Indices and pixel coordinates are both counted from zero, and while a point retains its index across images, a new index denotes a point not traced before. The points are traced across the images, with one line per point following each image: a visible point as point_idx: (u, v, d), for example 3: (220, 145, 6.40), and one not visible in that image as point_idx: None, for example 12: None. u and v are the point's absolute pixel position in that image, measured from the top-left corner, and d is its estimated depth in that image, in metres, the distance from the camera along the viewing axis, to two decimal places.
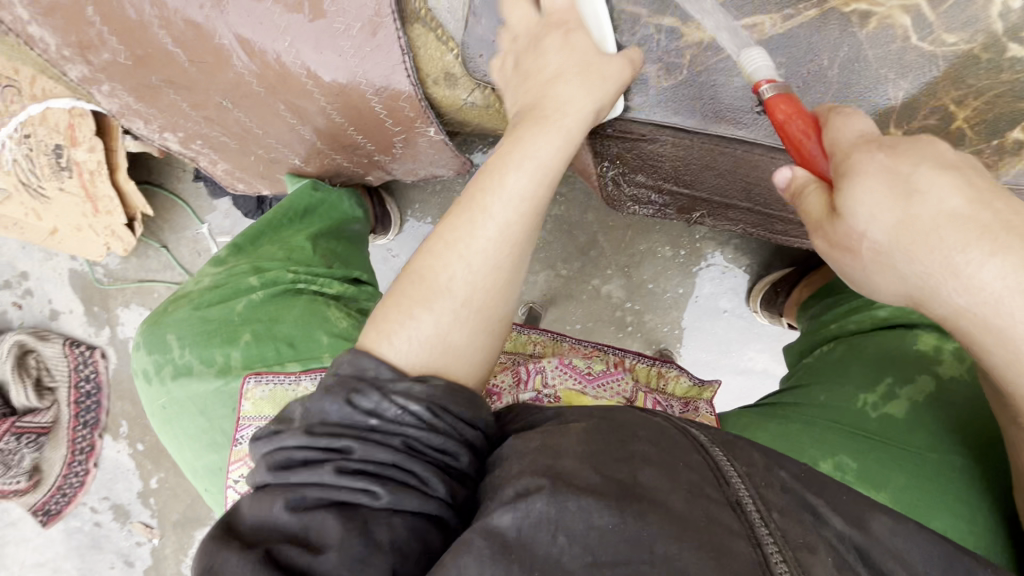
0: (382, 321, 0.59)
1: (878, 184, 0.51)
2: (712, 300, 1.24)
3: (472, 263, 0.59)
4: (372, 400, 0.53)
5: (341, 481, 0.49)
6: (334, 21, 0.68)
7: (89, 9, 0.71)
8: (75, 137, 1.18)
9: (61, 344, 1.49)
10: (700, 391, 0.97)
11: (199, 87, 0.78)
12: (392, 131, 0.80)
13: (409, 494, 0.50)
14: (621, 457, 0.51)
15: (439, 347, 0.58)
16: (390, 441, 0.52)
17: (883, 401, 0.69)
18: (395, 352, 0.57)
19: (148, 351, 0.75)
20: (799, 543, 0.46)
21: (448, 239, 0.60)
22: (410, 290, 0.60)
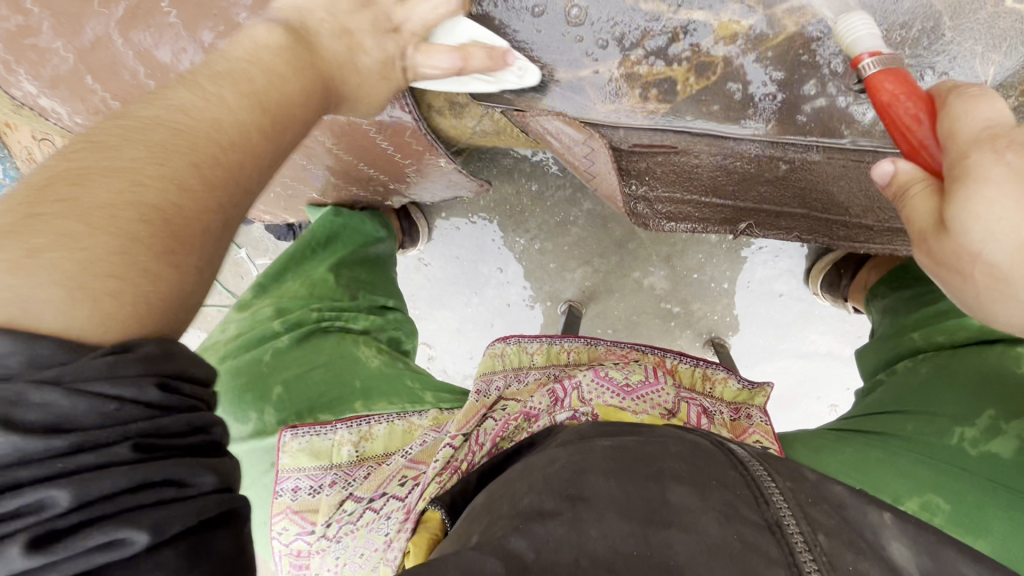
0: (27, 230, 0.34)
1: (1008, 193, 0.40)
2: (766, 284, 1.15)
3: (140, 156, 0.39)
4: (46, 406, 0.30)
5: (55, 553, 0.30)
6: None
7: (89, 78, 0.70)
8: None
9: None
10: (750, 396, 0.88)
11: None
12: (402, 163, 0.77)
13: (177, 510, 0.33)
14: (649, 474, 0.47)
15: (104, 314, 0.34)
16: (83, 461, 0.31)
17: (985, 436, 0.62)
18: (49, 317, 0.32)
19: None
20: (849, 571, 0.40)
21: (148, 145, 0.40)
22: (126, 212, 0.36)
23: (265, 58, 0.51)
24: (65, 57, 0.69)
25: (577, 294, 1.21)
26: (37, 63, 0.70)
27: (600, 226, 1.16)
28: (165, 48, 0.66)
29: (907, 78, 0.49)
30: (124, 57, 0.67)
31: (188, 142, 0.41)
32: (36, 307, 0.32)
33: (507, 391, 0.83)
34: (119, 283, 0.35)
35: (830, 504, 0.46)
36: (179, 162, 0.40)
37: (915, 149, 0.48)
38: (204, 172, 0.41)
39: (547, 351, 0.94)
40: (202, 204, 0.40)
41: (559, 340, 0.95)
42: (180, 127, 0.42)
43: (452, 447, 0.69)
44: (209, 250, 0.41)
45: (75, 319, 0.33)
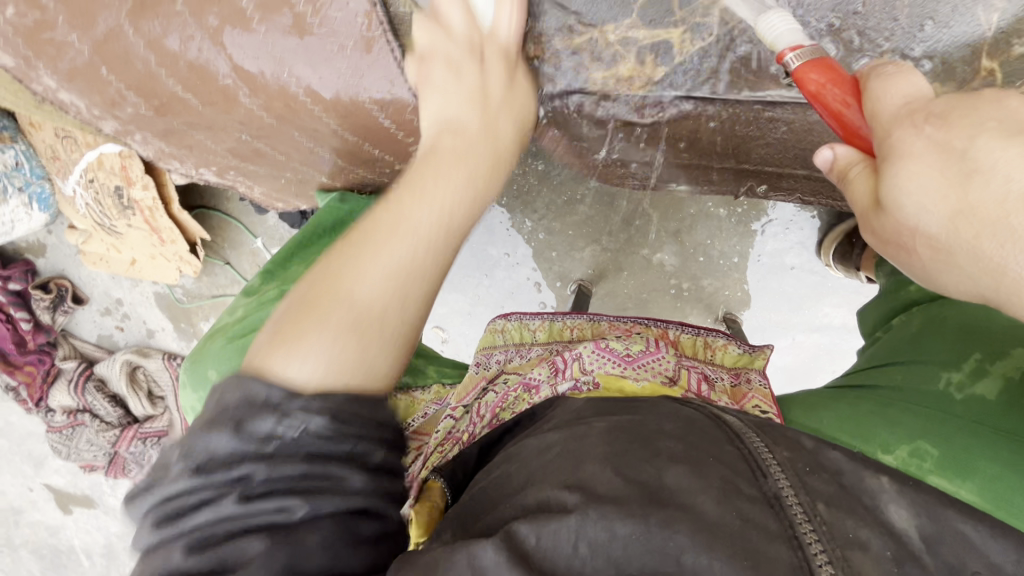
0: (290, 336, 0.51)
1: (930, 164, 0.43)
2: (777, 257, 1.14)
3: (380, 267, 0.54)
4: (266, 424, 0.46)
5: (247, 509, 0.44)
6: (326, 41, 0.64)
7: (103, 69, 0.73)
8: (129, 177, 1.24)
9: (163, 360, 1.69)
10: (751, 360, 0.88)
11: (217, 126, 0.79)
12: (406, 142, 0.75)
13: (322, 497, 0.46)
14: (645, 456, 0.47)
15: (352, 356, 0.51)
16: (292, 454, 0.46)
17: (971, 380, 0.64)
18: (298, 372, 0.49)
19: (194, 390, 0.76)
20: (847, 539, 0.41)
21: (353, 253, 0.55)
22: (319, 309, 0.53)
23: (448, 153, 0.60)
24: (80, 50, 0.71)
25: (587, 273, 1.21)
26: (55, 57, 0.72)
27: (607, 204, 1.16)
28: (173, 35, 0.67)
29: (828, 64, 0.48)
30: (135, 46, 0.69)
31: (422, 246, 0.55)
32: (262, 367, 0.50)
33: (508, 364, 0.85)
34: (367, 338, 0.52)
35: (829, 475, 0.46)
36: (404, 302, 0.54)
37: (851, 134, 0.49)
38: (394, 260, 0.54)
39: (549, 327, 0.95)
40: (386, 301, 0.53)
41: (562, 317, 0.95)
42: (387, 256, 0.54)
43: (454, 418, 0.74)
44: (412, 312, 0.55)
45: (319, 372, 0.49)
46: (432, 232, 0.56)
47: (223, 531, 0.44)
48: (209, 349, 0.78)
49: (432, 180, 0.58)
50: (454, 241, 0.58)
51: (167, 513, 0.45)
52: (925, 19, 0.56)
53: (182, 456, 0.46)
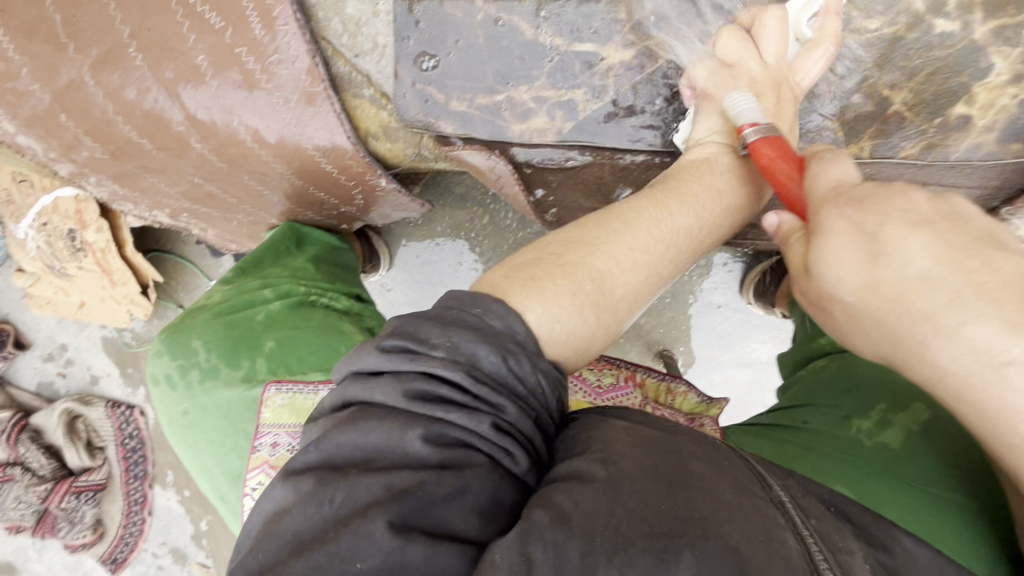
0: (530, 279, 0.53)
1: (846, 243, 0.47)
2: (705, 296, 1.22)
3: (622, 253, 0.56)
4: (522, 367, 0.49)
5: (496, 437, 0.47)
6: (272, 94, 0.71)
7: (62, 116, 0.78)
8: (83, 220, 1.26)
9: (105, 407, 1.66)
10: (704, 410, 0.89)
11: (170, 169, 0.84)
12: (347, 185, 0.81)
13: (532, 460, 0.49)
14: (670, 450, 0.48)
15: (592, 324, 0.54)
16: (524, 406, 0.50)
17: (876, 428, 0.67)
18: (549, 328, 0.52)
19: (172, 357, 0.79)
20: (841, 549, 0.44)
21: (625, 220, 0.57)
22: (576, 281, 0.54)
23: (698, 185, 0.60)
24: (40, 98, 0.76)
25: None
26: (15, 104, 0.77)
27: None
28: (131, 87, 0.73)
29: (780, 143, 0.57)
30: (94, 96, 0.75)
31: (662, 244, 0.57)
32: (512, 301, 0.51)
33: None
34: (592, 309, 0.54)
35: (807, 492, 0.49)
36: (629, 302, 0.57)
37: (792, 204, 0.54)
38: (634, 243, 0.56)
39: None
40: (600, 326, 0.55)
41: None
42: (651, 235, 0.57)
43: None
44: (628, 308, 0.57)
45: (570, 329, 0.53)
46: (661, 267, 0.58)
47: (454, 439, 0.46)
48: (193, 321, 0.81)
49: (697, 194, 0.60)
50: (691, 255, 0.60)
51: (417, 388, 0.47)
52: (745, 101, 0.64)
53: (448, 355, 0.47)
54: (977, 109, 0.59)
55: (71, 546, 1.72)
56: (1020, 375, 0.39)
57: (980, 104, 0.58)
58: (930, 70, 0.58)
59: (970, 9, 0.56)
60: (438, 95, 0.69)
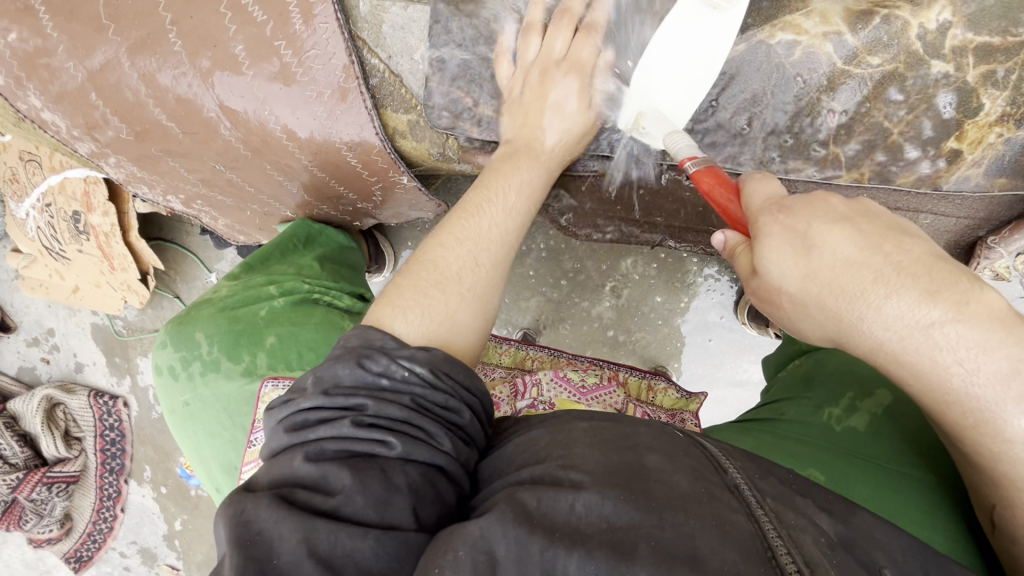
0: (389, 297, 0.60)
1: (780, 247, 0.49)
2: (701, 314, 1.26)
3: (473, 251, 0.62)
4: (381, 365, 0.53)
5: (362, 433, 0.49)
6: (307, 88, 0.73)
7: (93, 94, 0.79)
8: (90, 203, 1.25)
9: (87, 396, 1.62)
10: (687, 403, 0.94)
11: (193, 155, 0.85)
12: (369, 181, 0.83)
13: (418, 446, 0.50)
14: (627, 445, 0.52)
15: (449, 308, 0.59)
16: (400, 399, 0.52)
17: (846, 414, 0.69)
18: (404, 326, 0.57)
19: (176, 348, 0.79)
20: (794, 526, 0.46)
21: (467, 212, 0.64)
22: (420, 274, 0.61)
23: None
24: (74, 75, 0.78)
25: (531, 322, 1.31)
26: (47, 80, 0.79)
27: (553, 258, 1.28)
28: (167, 71, 0.75)
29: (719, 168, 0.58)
30: (128, 78, 0.77)
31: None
32: (383, 318, 0.58)
33: None
34: (440, 293, 0.59)
35: (777, 479, 0.52)
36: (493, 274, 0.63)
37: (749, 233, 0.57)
38: None
39: (515, 353, 0.99)
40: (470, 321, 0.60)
41: (528, 347, 1.00)
42: None
43: None
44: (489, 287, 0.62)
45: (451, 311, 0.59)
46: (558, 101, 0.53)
47: (338, 449, 0.49)
48: (201, 312, 0.81)
49: None
50: None
51: (301, 423, 0.51)
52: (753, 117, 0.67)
53: (319, 388, 0.53)
54: (967, 144, 0.63)
55: (36, 541, 1.67)
56: (942, 334, 0.42)
57: (970, 140, 0.63)
58: (926, 105, 0.63)
59: (964, 52, 0.61)
60: (468, 101, 0.72)
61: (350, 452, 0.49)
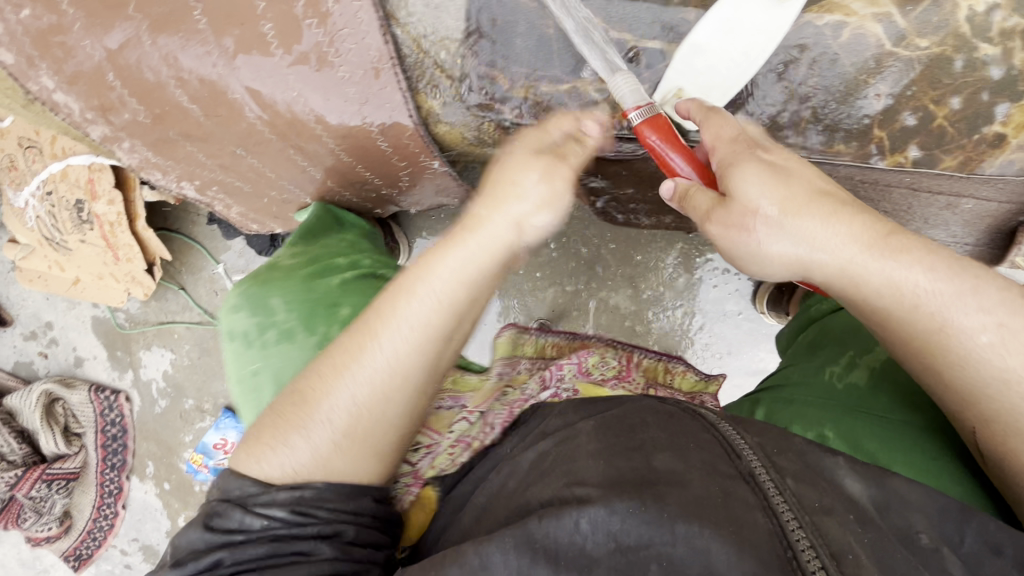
0: (252, 445, 0.59)
1: (762, 172, 0.55)
2: (718, 304, 1.26)
3: (357, 392, 0.58)
4: (233, 519, 0.54)
5: (236, 564, 0.52)
6: (339, 70, 0.71)
7: (110, 75, 0.76)
8: (94, 191, 1.21)
9: (88, 392, 1.58)
10: (706, 385, 0.88)
11: (214, 139, 0.83)
12: (398, 165, 0.81)
13: (325, 545, 0.54)
14: (632, 446, 0.55)
15: (332, 455, 0.58)
16: (258, 541, 0.53)
17: (847, 370, 0.74)
18: (274, 467, 0.57)
19: (251, 313, 0.76)
20: (815, 506, 0.49)
21: (336, 365, 0.59)
22: (290, 412, 0.59)
23: None
24: (91, 54, 0.75)
25: (547, 312, 1.30)
26: (61, 60, 0.75)
27: (570, 248, 1.27)
28: (191, 51, 0.72)
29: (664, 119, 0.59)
30: (149, 57, 0.74)
31: None
32: (250, 471, 0.57)
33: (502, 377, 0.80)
34: (286, 413, 0.59)
35: (793, 456, 0.55)
36: (410, 399, 0.60)
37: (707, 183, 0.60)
38: None
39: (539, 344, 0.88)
40: (386, 431, 0.59)
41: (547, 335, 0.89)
42: None
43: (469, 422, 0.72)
44: (397, 441, 0.61)
45: (332, 465, 0.58)
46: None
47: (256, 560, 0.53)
48: (273, 275, 0.79)
49: None
50: None
51: (192, 555, 0.53)
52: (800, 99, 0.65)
53: (196, 522, 0.55)
54: (1012, 128, 0.63)
55: (35, 540, 1.62)
56: (881, 259, 0.54)
57: (1015, 124, 0.63)
58: (972, 89, 0.63)
59: (1009, 36, 0.61)
60: (504, 82, 0.70)
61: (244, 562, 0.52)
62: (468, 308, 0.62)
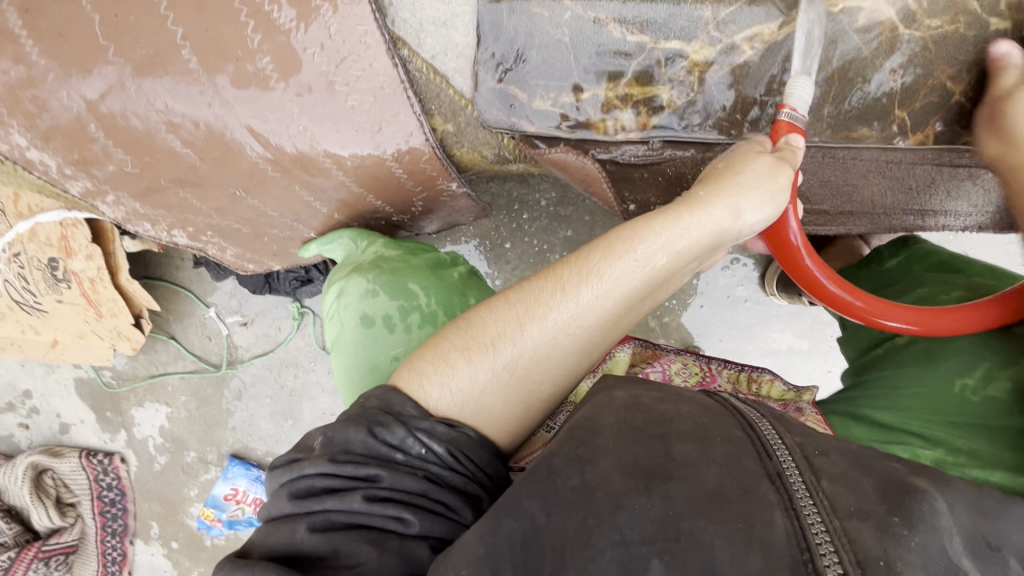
0: (414, 362, 0.64)
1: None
2: (728, 290, 1.27)
3: (533, 334, 0.60)
4: (396, 436, 0.58)
5: (366, 508, 0.53)
6: (347, 100, 0.68)
7: (92, 126, 0.70)
8: (69, 248, 1.12)
9: (79, 458, 1.49)
10: (798, 395, 0.80)
11: (210, 182, 0.78)
12: (414, 191, 0.79)
13: (437, 521, 0.55)
14: (656, 434, 0.48)
15: (495, 400, 0.61)
16: (416, 472, 0.57)
17: (983, 382, 0.62)
18: (438, 398, 0.61)
19: (390, 298, 0.79)
20: (847, 512, 0.41)
21: (510, 297, 0.64)
22: (456, 337, 0.64)
23: None
24: (67, 106, 0.68)
25: None
26: (34, 115, 0.69)
27: None
28: (183, 93, 0.67)
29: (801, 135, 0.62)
30: (136, 104, 0.68)
31: None
32: (410, 391, 0.62)
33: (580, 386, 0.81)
34: (453, 355, 0.62)
35: (839, 453, 0.46)
36: (572, 347, 0.61)
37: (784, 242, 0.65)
38: None
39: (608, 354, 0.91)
40: (543, 380, 0.62)
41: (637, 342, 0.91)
42: None
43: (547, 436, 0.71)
44: (553, 378, 0.63)
45: (500, 405, 0.62)
46: None
47: (352, 517, 0.53)
48: (399, 266, 0.82)
49: None
50: None
51: (313, 485, 0.55)
52: (825, 89, 0.66)
53: (328, 445, 0.57)
54: None
55: None
56: None
57: None
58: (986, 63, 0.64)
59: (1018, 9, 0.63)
60: (522, 96, 0.68)
61: (354, 520, 0.53)
62: (632, 296, 0.61)
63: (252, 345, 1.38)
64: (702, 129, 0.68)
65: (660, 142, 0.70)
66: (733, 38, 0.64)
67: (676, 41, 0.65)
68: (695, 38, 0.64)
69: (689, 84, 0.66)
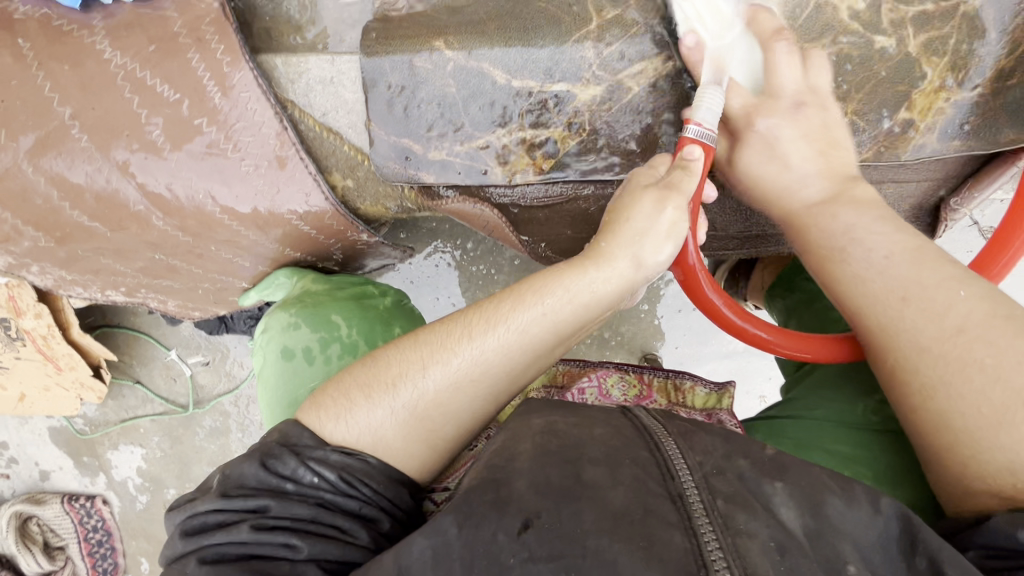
0: (317, 396, 0.59)
1: None
2: (679, 297, 1.27)
3: (435, 375, 0.56)
4: (287, 465, 0.54)
5: (255, 538, 0.49)
6: (241, 163, 0.68)
7: None
8: (17, 307, 1.13)
9: (61, 503, 1.51)
10: (719, 399, 0.78)
11: (126, 249, 0.78)
12: (327, 242, 0.79)
13: (329, 544, 0.50)
14: (569, 457, 0.45)
15: (399, 442, 0.56)
16: (309, 499, 0.53)
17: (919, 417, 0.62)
18: (339, 432, 0.56)
19: (312, 330, 0.75)
20: (741, 531, 0.40)
21: (418, 337, 0.59)
22: (360, 375, 0.59)
23: None
24: None
25: None
26: None
27: None
28: (78, 169, 0.68)
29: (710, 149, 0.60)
30: (33, 183, 0.68)
31: None
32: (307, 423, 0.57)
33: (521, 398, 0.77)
34: (357, 394, 0.57)
35: (736, 473, 0.44)
36: (477, 391, 0.56)
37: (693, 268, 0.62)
38: None
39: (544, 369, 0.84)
40: (452, 430, 0.57)
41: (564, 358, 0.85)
42: None
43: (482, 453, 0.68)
44: (460, 426, 0.58)
45: (405, 447, 0.56)
46: None
47: (238, 550, 0.50)
48: (320, 298, 0.79)
49: None
50: None
51: (201, 523, 0.52)
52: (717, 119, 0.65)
53: (221, 482, 0.54)
54: (918, 112, 0.64)
55: None
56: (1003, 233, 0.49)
57: (920, 108, 0.64)
58: (874, 81, 0.63)
59: (900, 25, 0.62)
60: (416, 148, 0.68)
61: (243, 553, 0.49)
62: (541, 338, 0.56)
63: (217, 383, 1.40)
64: (594, 167, 0.68)
65: (559, 185, 0.70)
66: (616, 75, 0.64)
67: (559, 82, 0.64)
68: (578, 78, 0.64)
69: (580, 122, 0.66)
